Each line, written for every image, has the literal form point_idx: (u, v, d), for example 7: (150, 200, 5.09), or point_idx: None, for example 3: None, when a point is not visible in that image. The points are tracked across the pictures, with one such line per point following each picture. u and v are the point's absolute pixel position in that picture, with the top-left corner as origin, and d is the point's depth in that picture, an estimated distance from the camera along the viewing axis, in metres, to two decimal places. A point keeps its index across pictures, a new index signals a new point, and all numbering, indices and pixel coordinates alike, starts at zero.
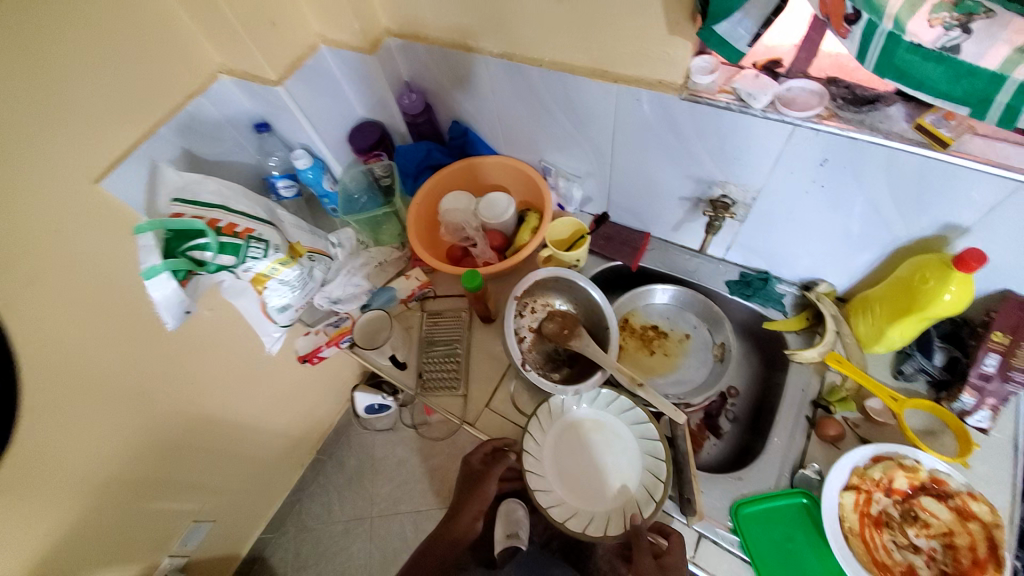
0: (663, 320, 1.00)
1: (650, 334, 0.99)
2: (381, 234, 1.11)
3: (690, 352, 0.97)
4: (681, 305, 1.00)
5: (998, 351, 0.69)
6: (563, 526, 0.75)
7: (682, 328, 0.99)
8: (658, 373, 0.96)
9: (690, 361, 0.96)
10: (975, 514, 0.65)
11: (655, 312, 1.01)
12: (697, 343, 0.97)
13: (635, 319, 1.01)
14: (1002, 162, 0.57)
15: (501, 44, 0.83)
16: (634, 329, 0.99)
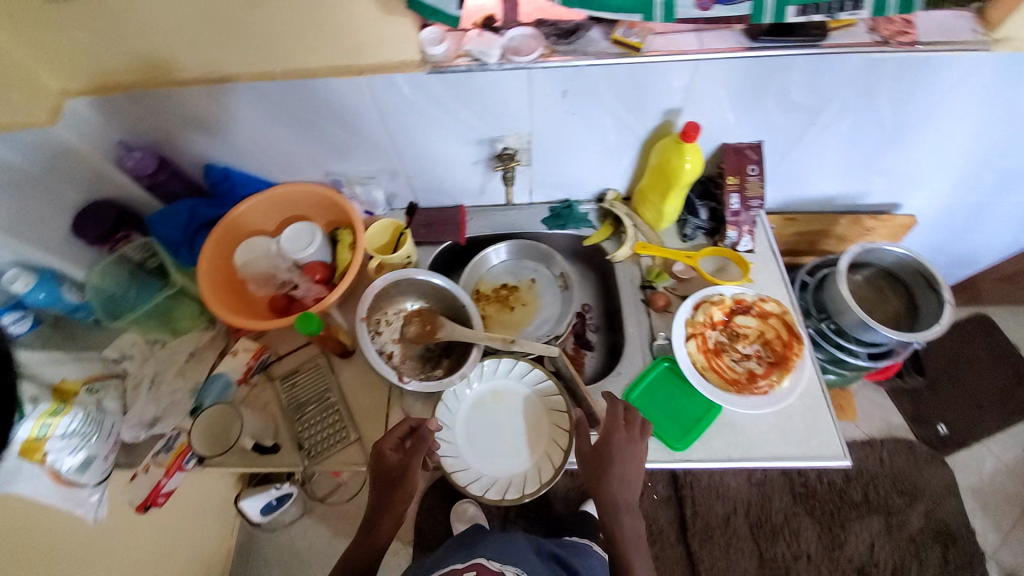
0: (509, 276, 1.06)
1: (503, 293, 1.04)
2: (177, 322, 0.92)
3: (540, 293, 1.04)
4: (518, 256, 1.06)
5: (736, 190, 0.90)
6: (503, 502, 0.79)
7: (526, 275, 1.06)
8: (523, 323, 1.02)
9: (545, 300, 1.04)
10: (769, 312, 0.86)
11: (499, 272, 1.06)
12: (543, 282, 1.05)
13: (485, 286, 1.05)
14: (680, 50, 0.74)
15: (214, 67, 0.76)
16: (488, 295, 1.03)
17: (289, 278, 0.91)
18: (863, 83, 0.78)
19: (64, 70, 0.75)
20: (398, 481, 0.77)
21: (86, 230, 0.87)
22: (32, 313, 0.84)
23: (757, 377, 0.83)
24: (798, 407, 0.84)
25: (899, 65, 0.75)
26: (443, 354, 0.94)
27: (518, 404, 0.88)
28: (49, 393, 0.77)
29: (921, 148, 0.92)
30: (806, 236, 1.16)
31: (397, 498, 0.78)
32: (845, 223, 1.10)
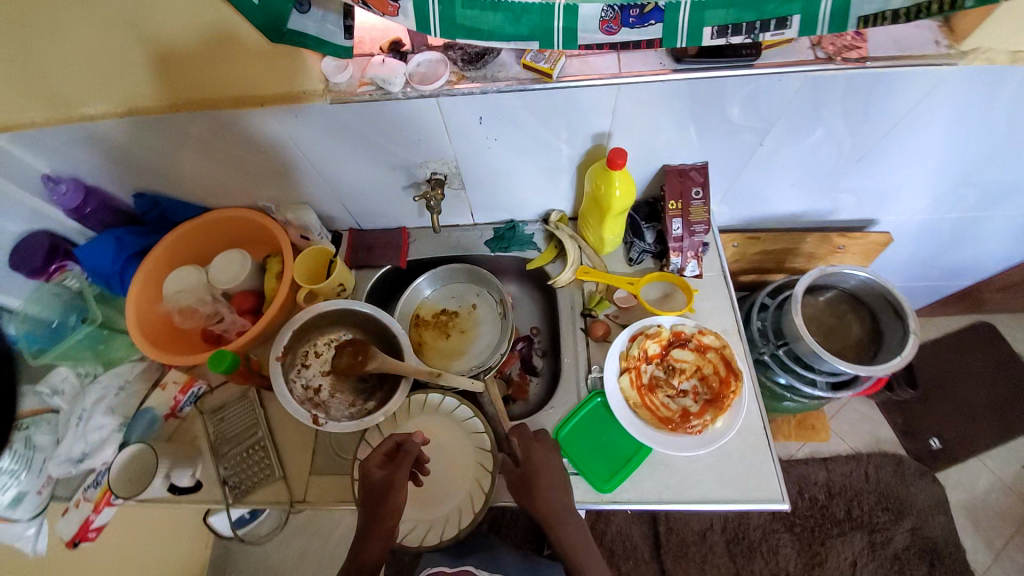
0: (450, 301, 1.01)
1: (442, 319, 1.00)
2: (110, 352, 0.93)
3: (480, 319, 0.99)
4: (459, 280, 1.02)
5: (679, 214, 0.86)
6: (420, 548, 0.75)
7: (468, 299, 1.01)
8: (461, 350, 0.98)
9: (485, 326, 0.99)
10: (708, 345, 0.82)
11: (439, 297, 1.02)
12: (484, 307, 1.00)
13: (425, 312, 1.01)
14: (597, 73, 0.68)
15: (120, 103, 0.74)
16: (426, 322, 1.00)
17: (213, 311, 0.92)
18: (810, 102, 0.71)
19: None
20: (382, 498, 0.71)
21: (23, 263, 0.89)
22: None
23: (691, 416, 0.78)
24: (737, 444, 0.79)
25: (848, 83, 0.68)
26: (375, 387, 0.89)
27: (446, 439, 0.84)
28: None
29: (889, 167, 0.85)
30: (774, 253, 1.09)
31: (385, 526, 0.70)
32: (812, 240, 1.04)
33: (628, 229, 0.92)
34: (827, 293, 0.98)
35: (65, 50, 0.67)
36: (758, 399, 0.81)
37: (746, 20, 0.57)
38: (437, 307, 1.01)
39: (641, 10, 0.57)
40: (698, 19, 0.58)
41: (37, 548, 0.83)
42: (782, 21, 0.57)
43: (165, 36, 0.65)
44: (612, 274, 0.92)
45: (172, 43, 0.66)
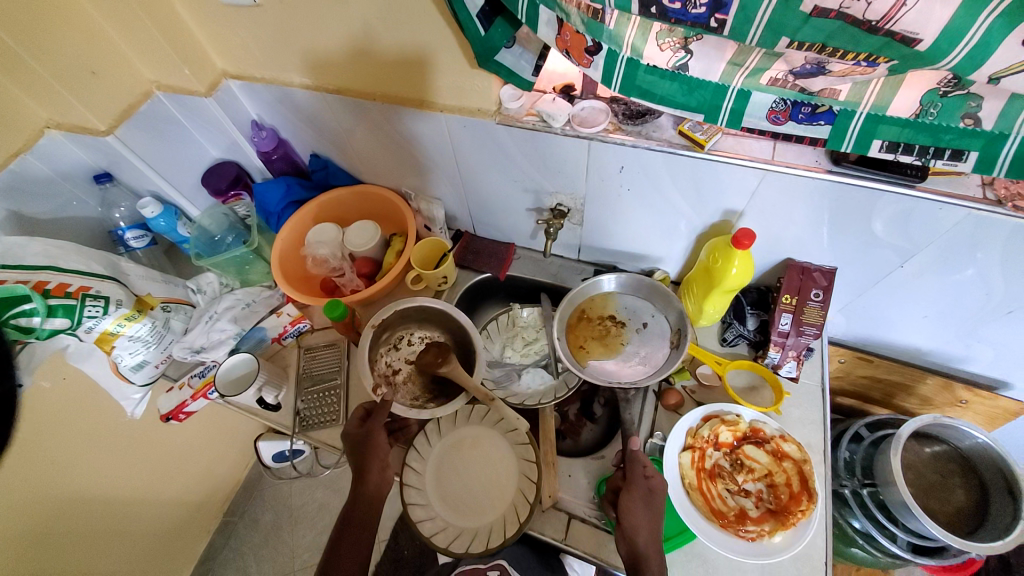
0: (622, 310, 0.97)
1: (605, 324, 0.96)
2: (248, 274, 1.12)
3: (645, 340, 0.94)
4: (636, 295, 0.98)
5: (789, 310, 0.83)
6: (444, 552, 0.77)
7: (640, 316, 0.96)
8: (611, 359, 0.93)
9: (649, 345, 0.93)
10: (787, 453, 0.77)
11: (612, 301, 0.98)
12: (654, 330, 0.95)
13: (590, 310, 0.98)
14: (749, 155, 0.70)
15: (330, 80, 0.89)
16: (590, 319, 0.97)
17: (338, 266, 1.04)
18: (966, 240, 0.68)
19: (232, 60, 0.93)
20: (368, 443, 0.79)
21: (211, 183, 1.08)
22: (151, 235, 1.08)
23: (747, 520, 0.74)
24: (787, 568, 0.73)
25: (1015, 231, 0.64)
26: (441, 391, 0.93)
27: (495, 454, 0.86)
28: (133, 301, 0.94)
29: None
30: (884, 384, 1.02)
31: (377, 462, 0.77)
32: (931, 384, 0.95)
33: (731, 309, 0.91)
34: (934, 447, 0.89)
35: (307, 34, 0.81)
36: (826, 529, 0.74)
37: (920, 142, 0.57)
38: (605, 311, 0.97)
39: (813, 109, 0.60)
40: (869, 130, 0.58)
41: (134, 410, 1.03)
42: (959, 153, 0.56)
43: (386, 38, 0.77)
44: (700, 348, 0.91)
45: (388, 44, 0.77)
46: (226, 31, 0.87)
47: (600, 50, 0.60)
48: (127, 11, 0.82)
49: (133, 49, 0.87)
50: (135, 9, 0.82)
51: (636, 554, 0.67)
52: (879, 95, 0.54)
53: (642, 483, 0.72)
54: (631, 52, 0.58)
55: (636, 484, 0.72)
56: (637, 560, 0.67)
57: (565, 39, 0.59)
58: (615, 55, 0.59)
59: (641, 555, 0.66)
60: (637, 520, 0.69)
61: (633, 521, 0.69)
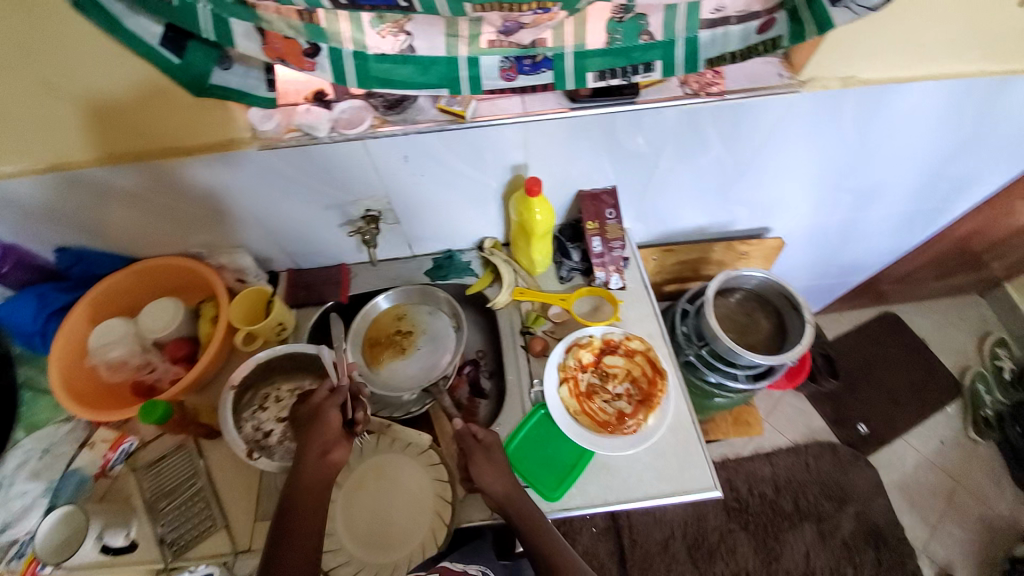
0: (403, 319, 1.01)
1: (396, 338, 0.99)
2: (31, 416, 0.91)
3: (433, 335, 1.00)
4: (411, 300, 1.03)
5: (596, 232, 0.94)
6: None
7: (421, 317, 1.02)
8: (413, 365, 0.97)
9: (438, 338, 1.00)
10: (634, 349, 0.88)
11: (393, 316, 1.02)
12: (437, 322, 1.01)
13: (377, 332, 1.00)
14: (506, 114, 0.76)
15: (41, 159, 0.74)
16: (380, 342, 0.99)
17: (144, 360, 0.91)
18: (693, 129, 0.82)
19: None
20: (290, 506, 0.70)
21: None
22: None
23: (626, 417, 0.84)
24: (670, 441, 0.84)
25: (718, 112, 0.79)
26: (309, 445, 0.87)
27: (397, 474, 0.84)
28: None
29: (770, 178, 0.98)
30: (692, 264, 1.20)
31: (307, 514, 0.69)
32: (723, 249, 1.16)
33: (556, 249, 1.00)
34: (737, 295, 1.10)
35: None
36: (686, 395, 0.87)
37: (620, 65, 0.67)
38: (391, 326, 1.01)
39: (533, 60, 0.66)
40: (581, 66, 0.66)
41: None
42: (649, 65, 0.67)
43: (88, 96, 0.67)
44: (545, 293, 0.99)
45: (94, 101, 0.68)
46: None
47: (319, 51, 0.59)
48: None
49: None
50: None
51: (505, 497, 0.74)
52: (575, 34, 0.63)
53: (476, 445, 0.79)
54: (354, 46, 0.59)
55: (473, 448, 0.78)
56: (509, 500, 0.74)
57: (276, 47, 0.57)
58: (338, 52, 0.59)
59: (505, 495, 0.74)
60: (490, 478, 0.75)
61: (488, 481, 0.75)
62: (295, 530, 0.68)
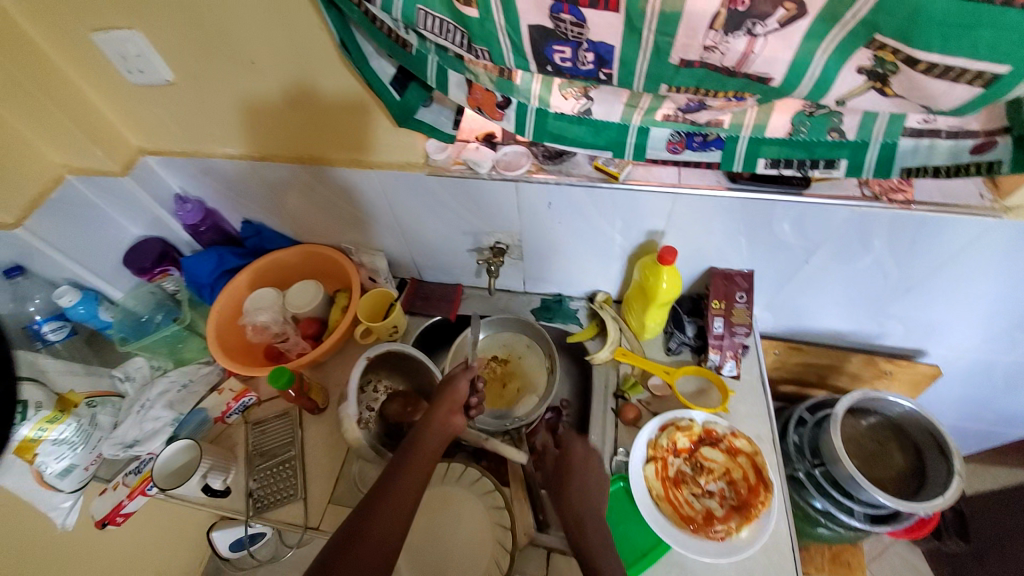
0: (501, 348, 1.04)
1: (490, 364, 1.02)
2: (183, 352, 1.07)
3: (527, 371, 1.01)
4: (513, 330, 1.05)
5: (721, 314, 0.89)
6: None
7: (518, 350, 1.04)
8: (501, 395, 0.99)
9: (529, 375, 1.01)
10: (739, 449, 0.81)
11: (493, 342, 1.05)
12: (532, 359, 1.02)
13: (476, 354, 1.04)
14: (659, 182, 0.77)
15: (256, 149, 0.89)
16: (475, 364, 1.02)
17: (281, 330, 1.02)
18: (856, 232, 0.77)
19: (149, 138, 0.92)
20: (415, 441, 0.77)
21: (135, 262, 1.05)
22: (71, 325, 1.03)
23: (715, 520, 0.77)
24: (759, 559, 0.76)
25: (893, 221, 0.73)
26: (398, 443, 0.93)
27: (460, 507, 0.85)
28: (54, 401, 0.92)
29: (936, 299, 0.87)
30: (816, 368, 1.09)
31: (424, 455, 0.76)
32: (857, 362, 1.04)
33: (671, 320, 0.97)
34: (869, 419, 0.97)
35: (224, 107, 0.82)
36: (788, 516, 0.78)
37: (797, 156, 0.64)
38: (489, 352, 1.04)
39: (704, 138, 0.66)
40: (754, 151, 0.65)
41: (65, 522, 0.95)
42: (831, 162, 0.63)
43: (308, 107, 0.79)
44: (648, 361, 0.95)
45: (313, 114, 0.80)
46: (139, 109, 0.86)
47: (509, 104, 0.65)
48: (30, 102, 0.80)
49: (39, 135, 0.84)
50: (37, 98, 0.80)
51: (588, 543, 0.70)
52: (756, 119, 0.62)
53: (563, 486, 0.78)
54: (539, 103, 0.63)
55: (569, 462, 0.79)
56: (591, 549, 0.70)
57: (476, 96, 0.64)
58: (524, 107, 0.64)
59: (589, 542, 0.70)
60: (580, 507, 0.74)
61: (579, 517, 0.73)
62: (407, 477, 0.72)
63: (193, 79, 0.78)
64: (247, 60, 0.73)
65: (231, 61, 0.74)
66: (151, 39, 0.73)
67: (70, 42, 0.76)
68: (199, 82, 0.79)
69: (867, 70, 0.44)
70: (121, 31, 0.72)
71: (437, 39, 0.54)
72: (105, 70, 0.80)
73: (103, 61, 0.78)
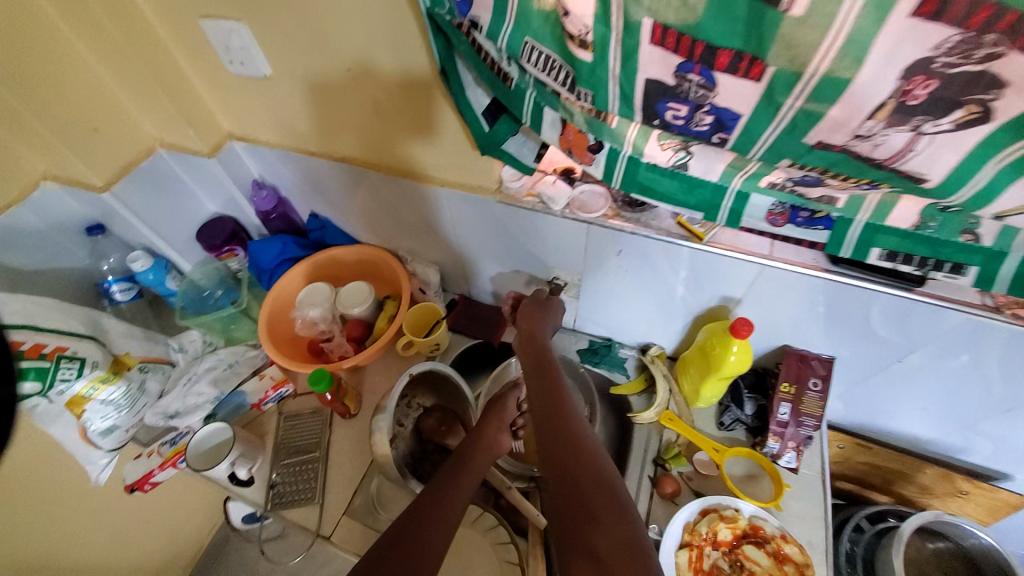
0: None
1: None
2: (234, 333, 1.10)
3: None
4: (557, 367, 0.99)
5: (788, 399, 0.81)
6: None
7: None
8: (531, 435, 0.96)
9: None
10: (788, 556, 0.73)
11: None
12: None
13: None
14: (746, 250, 0.70)
15: (334, 149, 0.89)
16: None
17: (327, 329, 1.02)
18: (966, 341, 0.67)
19: (237, 123, 0.94)
20: (466, 451, 0.73)
21: (205, 238, 1.07)
22: (137, 287, 1.05)
23: None
24: None
25: (1015, 338, 0.63)
26: (424, 465, 0.91)
27: (472, 555, 0.80)
28: (110, 362, 0.93)
29: None
30: (882, 471, 0.98)
31: (475, 461, 0.72)
32: (931, 475, 0.92)
33: (728, 392, 0.89)
34: (937, 543, 0.86)
35: (315, 108, 0.83)
36: None
37: (918, 252, 0.57)
38: None
39: (811, 215, 0.60)
40: (867, 238, 0.58)
41: (98, 476, 0.98)
42: (959, 267, 0.56)
43: (393, 118, 0.78)
44: (696, 432, 0.88)
45: (395, 125, 0.79)
46: (232, 97, 0.88)
47: (601, 149, 0.61)
48: (136, 76, 0.83)
49: (140, 109, 0.87)
50: (144, 74, 0.83)
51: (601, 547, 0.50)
52: (879, 201, 0.53)
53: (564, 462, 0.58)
54: (632, 150, 0.57)
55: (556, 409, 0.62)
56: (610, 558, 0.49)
57: (569, 138, 0.60)
58: (617, 154, 0.60)
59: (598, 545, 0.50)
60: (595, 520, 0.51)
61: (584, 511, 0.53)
62: (458, 480, 0.68)
63: (290, 78, 0.79)
64: (343, 67, 0.73)
65: (326, 65, 0.74)
66: (256, 35, 0.74)
67: (183, 26, 0.78)
68: (295, 82, 0.79)
69: None
70: (229, 22, 0.73)
71: (540, 74, 0.50)
72: (209, 56, 0.82)
73: (208, 47, 0.80)
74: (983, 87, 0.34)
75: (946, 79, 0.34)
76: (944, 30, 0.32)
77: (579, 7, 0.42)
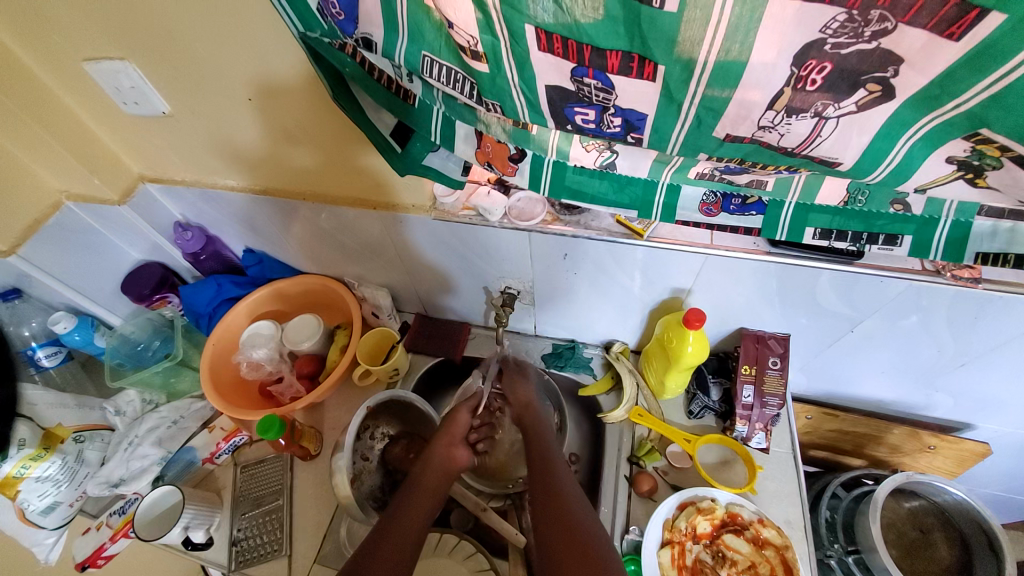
0: None
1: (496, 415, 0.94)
2: (176, 385, 1.02)
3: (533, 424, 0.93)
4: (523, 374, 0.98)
5: (751, 381, 0.81)
6: None
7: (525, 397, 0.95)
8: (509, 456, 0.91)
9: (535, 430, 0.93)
10: (767, 540, 0.73)
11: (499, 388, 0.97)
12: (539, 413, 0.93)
13: None
14: (689, 241, 0.69)
15: (257, 180, 0.84)
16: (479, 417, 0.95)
17: (276, 369, 0.97)
18: (911, 306, 0.68)
19: (150, 165, 0.88)
20: (416, 477, 0.76)
21: (133, 289, 1.01)
22: (65, 350, 1.00)
23: None
24: None
25: (955, 298, 0.64)
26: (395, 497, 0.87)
27: None
28: (40, 438, 0.89)
29: (997, 376, 0.77)
30: (852, 435, 0.99)
31: (427, 481, 0.75)
32: (899, 433, 0.94)
33: (693, 380, 0.89)
34: (912, 502, 0.88)
35: (237, 127, 0.74)
36: None
37: (852, 227, 0.56)
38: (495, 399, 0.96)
39: (743, 200, 0.60)
40: (800, 219, 0.57)
41: (47, 557, 0.89)
42: (892, 238, 0.55)
43: (307, 142, 0.73)
44: (667, 424, 0.88)
45: (314, 150, 0.75)
46: (140, 139, 0.82)
47: (524, 156, 0.59)
48: (24, 129, 0.76)
49: (39, 163, 0.81)
50: (34, 127, 0.76)
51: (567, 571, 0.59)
52: (805, 183, 0.52)
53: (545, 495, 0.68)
54: (556, 154, 0.55)
55: (560, 483, 0.69)
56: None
57: (487, 151, 0.58)
58: (540, 161, 0.58)
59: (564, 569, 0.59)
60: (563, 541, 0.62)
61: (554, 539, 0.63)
62: (410, 509, 0.71)
63: (205, 95, 0.70)
64: (244, 97, 0.69)
65: (226, 95, 0.69)
66: (145, 72, 0.69)
67: (67, 70, 0.71)
68: (213, 100, 0.70)
69: (959, 161, 0.38)
70: (114, 62, 0.67)
71: (444, 88, 0.47)
72: (103, 100, 0.76)
73: (98, 90, 0.74)
74: (880, 65, 0.32)
75: (838, 61, 0.33)
76: (827, 12, 0.31)
77: (461, 18, 0.39)
